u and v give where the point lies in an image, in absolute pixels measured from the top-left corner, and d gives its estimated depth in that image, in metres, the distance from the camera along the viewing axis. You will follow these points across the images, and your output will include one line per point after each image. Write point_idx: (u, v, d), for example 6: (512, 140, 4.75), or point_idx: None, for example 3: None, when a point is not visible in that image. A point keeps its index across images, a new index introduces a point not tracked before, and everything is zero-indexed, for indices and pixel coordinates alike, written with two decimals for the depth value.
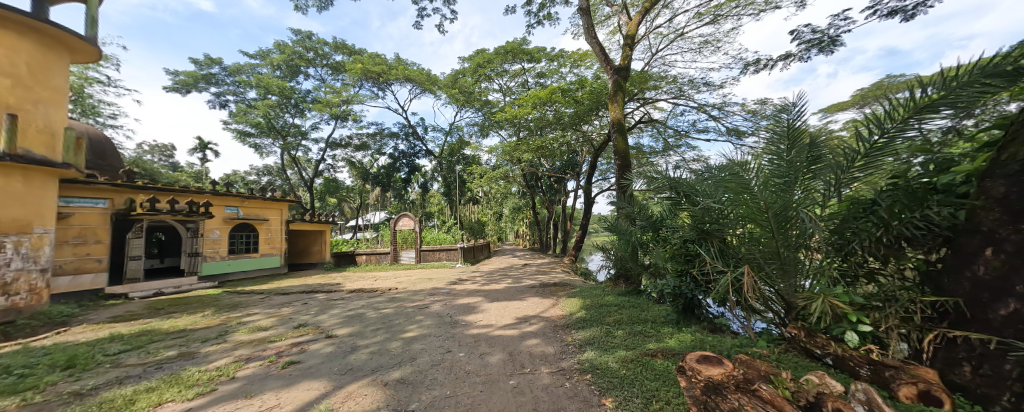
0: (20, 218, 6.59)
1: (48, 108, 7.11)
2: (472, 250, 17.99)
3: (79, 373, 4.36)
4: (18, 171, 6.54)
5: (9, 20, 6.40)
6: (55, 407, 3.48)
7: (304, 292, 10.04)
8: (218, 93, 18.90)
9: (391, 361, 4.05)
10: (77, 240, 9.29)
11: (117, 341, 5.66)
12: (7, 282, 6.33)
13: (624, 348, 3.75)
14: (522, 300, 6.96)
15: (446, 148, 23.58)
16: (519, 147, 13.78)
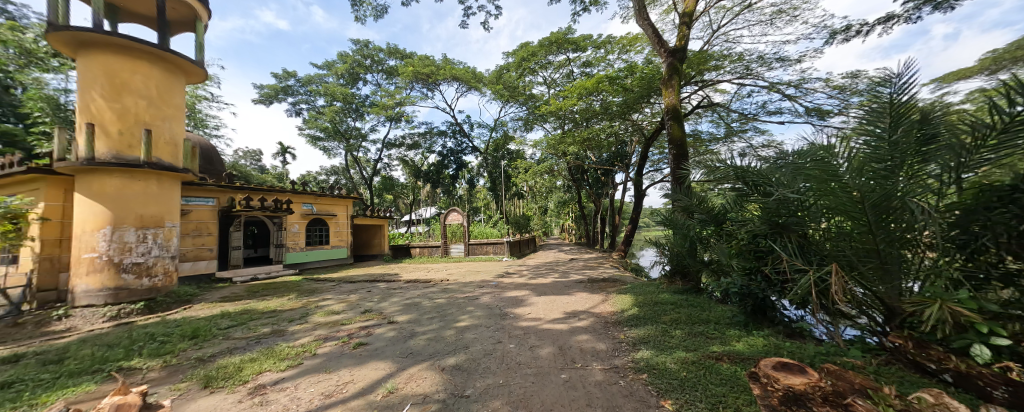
0: (155, 215, 7.85)
1: (172, 124, 8.39)
2: (518, 244, 18.16)
3: (201, 342, 5.19)
4: (153, 175, 7.84)
5: (141, 50, 7.66)
6: (183, 370, 4.18)
7: (367, 281, 10.87)
8: (294, 102, 20.99)
9: (447, 348, 4.24)
10: (195, 233, 10.95)
11: (225, 317, 6.63)
12: (149, 266, 7.68)
13: (684, 349, 3.55)
14: (570, 295, 6.89)
15: (493, 144, 23.93)
16: (564, 140, 13.57)
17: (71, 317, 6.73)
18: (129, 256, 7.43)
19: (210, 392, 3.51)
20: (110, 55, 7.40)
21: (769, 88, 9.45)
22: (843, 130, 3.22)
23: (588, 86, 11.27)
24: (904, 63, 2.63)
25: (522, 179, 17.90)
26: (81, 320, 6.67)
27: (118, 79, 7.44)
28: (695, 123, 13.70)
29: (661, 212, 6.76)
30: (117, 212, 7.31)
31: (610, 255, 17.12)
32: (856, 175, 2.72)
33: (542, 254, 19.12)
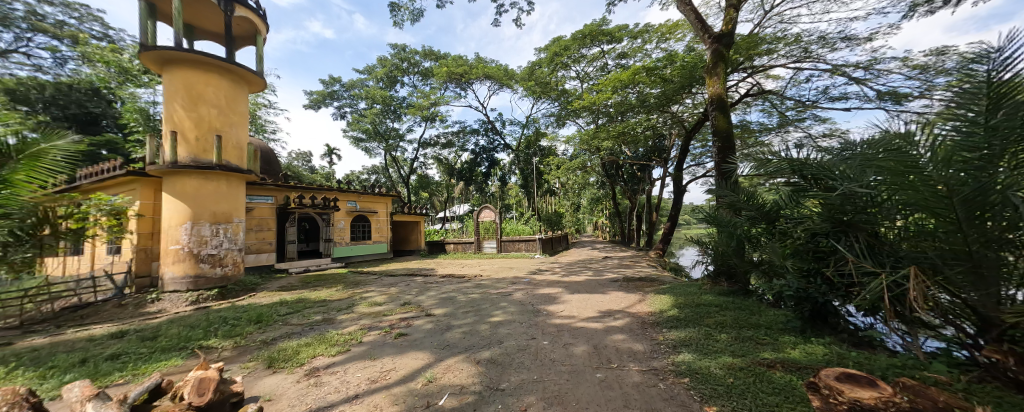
0: (224, 212, 8.78)
1: (239, 129, 9.30)
2: (551, 241, 18.06)
3: (264, 327, 5.68)
4: (224, 177, 8.83)
5: (213, 64, 8.56)
6: (249, 351, 4.59)
7: (405, 275, 11.29)
8: (339, 107, 22.17)
9: (482, 342, 4.31)
10: (257, 228, 11.91)
11: (283, 305, 7.19)
12: (221, 256, 8.73)
13: (731, 354, 3.35)
14: (605, 294, 6.76)
15: (525, 141, 23.90)
16: (598, 135, 13.29)
17: (162, 300, 7.80)
18: (206, 248, 8.43)
19: (272, 371, 3.85)
20: (188, 70, 8.33)
21: (832, 72, 8.68)
22: (926, 114, 2.81)
23: (624, 79, 10.97)
24: (1004, 36, 2.14)
25: (555, 175, 17.77)
26: (169, 303, 7.75)
27: (195, 91, 8.37)
28: (741, 112, 12.89)
29: (707, 208, 6.43)
30: (195, 209, 8.30)
31: (646, 253, 16.58)
32: (942, 166, 2.35)
33: (575, 251, 18.90)
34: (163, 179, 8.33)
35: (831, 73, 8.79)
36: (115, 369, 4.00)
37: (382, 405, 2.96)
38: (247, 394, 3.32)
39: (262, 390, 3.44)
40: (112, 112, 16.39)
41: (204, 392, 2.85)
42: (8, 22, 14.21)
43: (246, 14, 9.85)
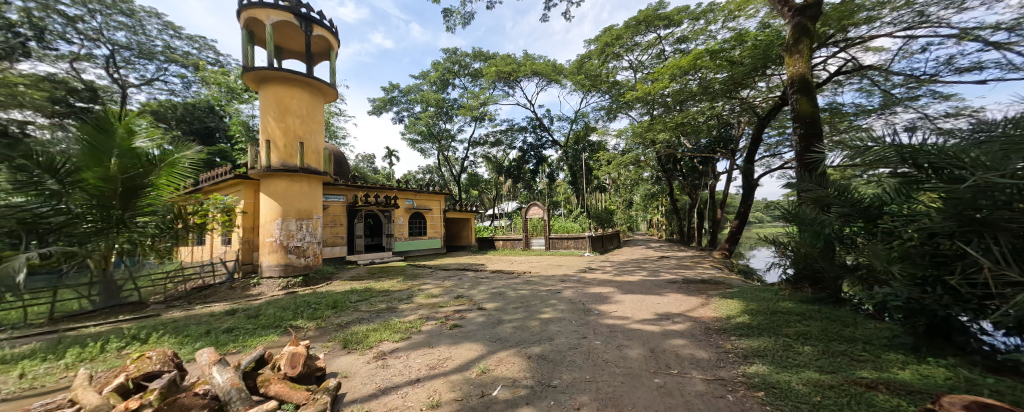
0: (305, 209, 9.90)
1: (317, 136, 10.46)
2: (602, 239, 17.54)
3: (338, 312, 6.26)
4: (305, 178, 9.94)
5: (295, 79, 9.72)
6: (325, 334, 5.08)
7: (458, 270, 11.69)
8: (397, 111, 23.53)
9: (533, 337, 4.33)
10: (332, 224, 13.09)
11: (352, 293, 7.84)
12: (304, 248, 9.84)
13: (816, 369, 2.99)
14: (662, 296, 6.40)
15: (574, 136, 23.39)
16: (654, 127, 12.70)
17: (261, 285, 9.09)
18: (292, 240, 9.61)
19: (347, 352, 4.27)
20: (277, 85, 9.57)
21: (960, 36, 7.31)
22: None
23: (683, 66, 10.28)
24: None
25: (605, 171, 17.24)
26: (266, 288, 8.97)
27: (282, 104, 9.61)
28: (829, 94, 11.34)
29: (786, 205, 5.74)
30: (284, 207, 9.53)
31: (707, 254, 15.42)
32: None
33: (628, 250, 18.17)
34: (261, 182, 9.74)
35: (959, 37, 7.42)
36: (228, 341, 4.71)
37: (440, 391, 3.13)
38: (327, 370, 3.73)
39: (338, 368, 3.82)
40: (218, 124, 19.19)
41: (296, 365, 3.30)
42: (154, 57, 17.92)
43: (323, 33, 11.01)
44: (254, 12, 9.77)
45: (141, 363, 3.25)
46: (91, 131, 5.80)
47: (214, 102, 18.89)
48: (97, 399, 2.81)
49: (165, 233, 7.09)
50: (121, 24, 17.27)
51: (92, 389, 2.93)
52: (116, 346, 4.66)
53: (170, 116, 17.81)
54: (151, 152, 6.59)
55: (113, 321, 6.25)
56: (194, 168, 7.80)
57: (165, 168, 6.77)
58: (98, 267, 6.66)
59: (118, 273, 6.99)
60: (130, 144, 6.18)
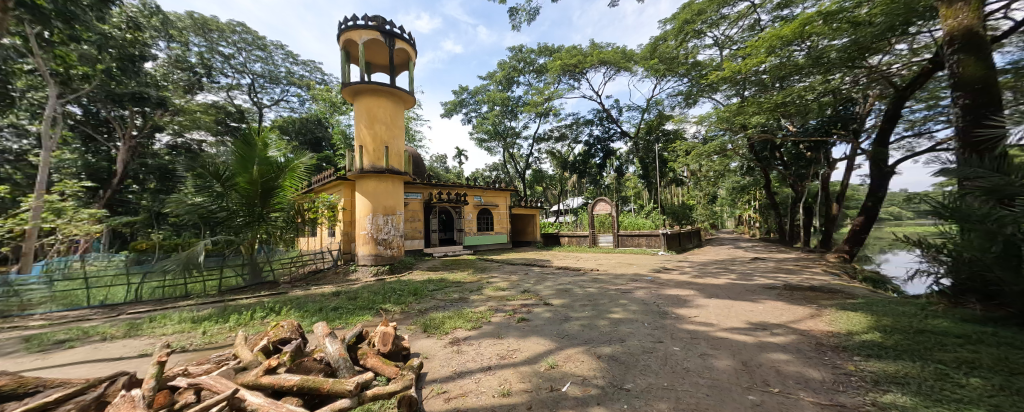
0: (389, 205, 10.87)
1: (399, 140, 11.47)
2: (679, 237, 16.23)
3: (418, 298, 6.79)
4: (390, 178, 10.92)
5: (382, 90, 10.83)
6: (408, 317, 5.53)
7: (524, 265, 11.85)
8: (467, 112, 24.54)
9: (602, 337, 4.17)
10: (411, 219, 14.23)
11: (430, 283, 8.42)
12: (389, 240, 10.81)
13: (989, 409, 2.35)
14: (754, 302, 5.69)
15: (647, 125, 21.91)
16: (745, 110, 11.46)
17: (357, 271, 10.32)
18: (380, 233, 10.64)
19: (427, 335, 4.61)
20: (368, 96, 10.80)
21: None
22: None
23: (786, 35, 8.96)
24: None
25: (682, 163, 16.00)
26: (361, 274, 10.13)
27: (372, 113, 10.81)
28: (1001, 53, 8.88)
29: (941, 198, 4.62)
30: (374, 204, 10.57)
31: (813, 256, 13.29)
32: None
33: (710, 250, 16.57)
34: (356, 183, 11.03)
35: None
36: (335, 317, 5.44)
37: (511, 380, 3.19)
38: (410, 351, 4.06)
39: (419, 350, 4.13)
40: (324, 134, 22.14)
41: (388, 343, 3.68)
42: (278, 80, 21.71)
43: (405, 46, 11.93)
44: (350, 35, 11.24)
45: (274, 331, 3.94)
46: (242, 145, 8.39)
47: (321, 115, 21.92)
48: (248, 355, 3.47)
49: (288, 225, 9.49)
50: (258, 56, 21.01)
51: (244, 346, 3.63)
52: (260, 315, 5.72)
53: (291, 129, 21.17)
54: (279, 161, 9.03)
55: (258, 294, 8.10)
56: (305, 172, 10.12)
57: (288, 172, 9.18)
58: (248, 252, 9.00)
59: (260, 257, 9.30)
60: (265, 155, 8.63)
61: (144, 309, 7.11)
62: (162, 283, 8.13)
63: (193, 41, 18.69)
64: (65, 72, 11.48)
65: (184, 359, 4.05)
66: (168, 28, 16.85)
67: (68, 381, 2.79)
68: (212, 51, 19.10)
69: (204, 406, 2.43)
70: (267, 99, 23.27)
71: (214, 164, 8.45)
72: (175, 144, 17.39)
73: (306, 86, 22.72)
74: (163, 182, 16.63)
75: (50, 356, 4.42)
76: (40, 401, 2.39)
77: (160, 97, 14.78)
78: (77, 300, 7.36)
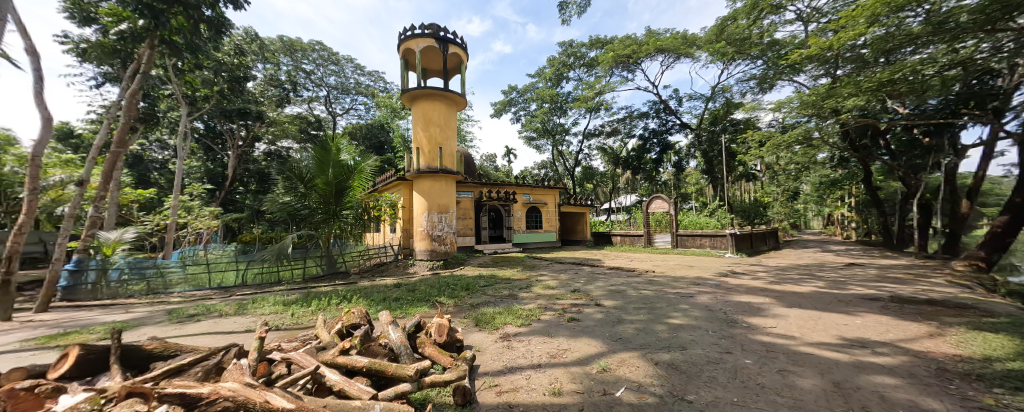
0: (443, 203, 11.32)
1: (452, 141, 11.88)
2: (750, 238, 14.74)
3: (471, 293, 6.98)
4: (443, 178, 11.35)
5: (436, 94, 11.33)
6: (462, 311, 5.71)
7: (574, 264, 11.62)
8: (516, 111, 24.68)
9: (659, 343, 3.94)
10: (463, 217, 14.70)
11: (481, 279, 8.61)
12: (443, 236, 11.26)
13: None
14: (844, 315, 4.97)
15: (711, 115, 20.14)
16: (841, 91, 10.01)
17: (415, 265, 10.90)
18: (435, 230, 11.13)
19: (479, 329, 4.71)
20: (423, 101, 11.38)
21: None
22: None
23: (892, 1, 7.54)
24: None
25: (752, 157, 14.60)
26: (418, 268, 10.69)
27: (427, 116, 11.36)
28: None
29: None
30: (428, 202, 11.09)
31: (929, 262, 11.15)
32: None
33: (789, 252, 14.82)
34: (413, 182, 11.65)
35: None
36: (396, 307, 5.80)
37: (562, 380, 3.13)
38: (463, 343, 4.18)
39: (472, 343, 4.23)
40: (386, 138, 23.64)
41: (443, 334, 3.82)
42: (346, 89, 23.71)
43: (457, 50, 12.33)
44: (408, 44, 11.92)
45: (347, 316, 4.30)
46: (320, 151, 9.50)
47: (384, 120, 23.45)
48: (326, 336, 3.85)
49: (357, 222, 10.46)
50: (332, 70, 23.08)
51: (323, 328, 4.03)
52: (336, 301, 6.28)
53: (359, 135, 22.97)
54: (349, 163, 9.99)
55: (333, 282, 9.00)
56: (371, 174, 11.02)
57: (356, 174, 10.13)
58: (325, 245, 10.03)
59: (335, 250, 10.27)
60: (337, 159, 9.65)
61: (249, 292, 8.34)
62: (262, 270, 9.48)
63: (282, 61, 21.01)
64: (193, 95, 13.58)
65: (279, 336, 4.57)
66: (263, 52, 19.47)
67: (194, 349, 3.41)
68: (297, 69, 21.43)
69: (292, 379, 2.73)
70: (338, 108, 25.48)
71: (297, 167, 9.58)
72: (270, 151, 20.43)
73: (371, 95, 24.51)
74: (261, 185, 20.10)
75: (183, 326, 5.30)
76: (176, 364, 2.91)
77: (259, 112, 17.33)
78: (203, 282, 8.83)
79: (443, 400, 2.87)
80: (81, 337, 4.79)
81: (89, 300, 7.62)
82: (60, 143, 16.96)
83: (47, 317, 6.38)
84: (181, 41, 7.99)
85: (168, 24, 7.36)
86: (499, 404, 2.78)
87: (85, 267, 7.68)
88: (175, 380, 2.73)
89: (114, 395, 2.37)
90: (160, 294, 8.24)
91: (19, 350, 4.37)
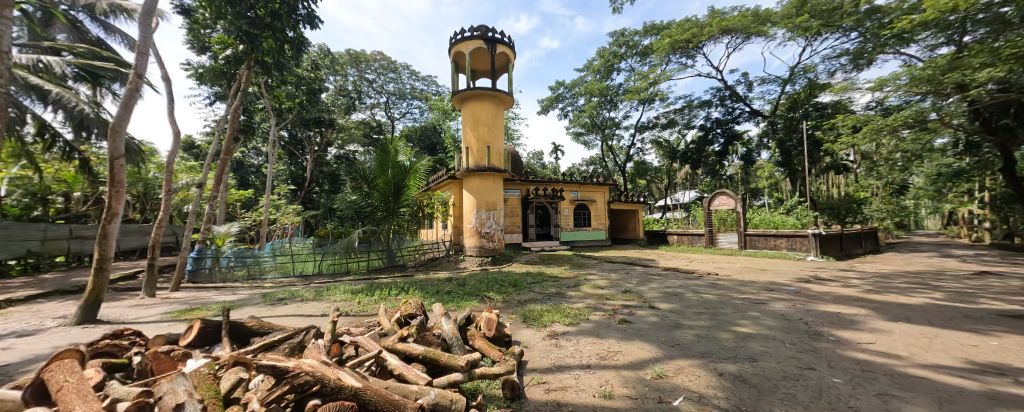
0: (491, 201, 11.48)
1: (500, 140, 11.96)
2: (839, 239, 12.98)
3: (519, 290, 6.99)
4: (492, 176, 11.50)
5: (485, 94, 11.51)
6: (510, 307, 5.73)
7: (626, 263, 11.14)
8: (564, 107, 24.26)
9: (724, 352, 3.60)
10: (511, 214, 14.82)
11: (530, 276, 8.59)
12: (491, 233, 11.41)
13: None
14: (964, 333, 4.13)
15: (789, 99, 17.16)
16: (941, 68, 8.45)
17: (465, 261, 11.19)
18: (484, 227, 11.32)
19: (526, 326, 4.68)
20: (473, 102, 11.62)
21: None
22: None
23: None
24: None
25: (838, 147, 12.90)
26: (468, 263, 10.97)
27: (476, 117, 11.61)
28: None
29: None
30: (477, 200, 11.32)
31: None
32: None
33: (890, 256, 12.81)
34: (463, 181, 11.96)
35: None
36: (448, 300, 5.99)
37: (613, 383, 2.98)
38: (512, 338, 4.17)
39: (520, 338, 4.22)
40: (439, 139, 24.55)
41: (493, 328, 3.85)
42: (403, 94, 25.03)
43: (506, 49, 12.38)
44: (459, 47, 12.22)
45: (405, 306, 4.52)
46: (381, 153, 10.17)
47: (436, 122, 24.38)
48: (387, 323, 4.09)
49: (412, 220, 11.02)
50: (391, 77, 24.49)
51: (385, 316, 4.29)
52: (394, 293, 6.64)
53: (414, 137, 24.11)
54: (405, 163, 10.52)
55: (392, 275, 9.52)
56: (426, 173, 11.49)
57: (412, 174, 10.65)
58: (386, 241, 10.60)
59: (394, 245, 10.86)
60: (394, 160, 10.21)
61: (323, 281, 9.22)
62: (335, 261, 10.29)
63: (349, 72, 22.69)
64: (280, 107, 15.22)
65: (348, 321, 4.95)
66: (333, 64, 20.97)
67: (282, 328, 3.89)
68: (361, 79, 23.00)
69: (359, 360, 2.90)
70: (396, 112, 26.99)
71: (362, 169, 10.38)
72: (340, 155, 22.29)
73: (424, 98, 25.59)
74: (332, 185, 22.19)
75: (275, 308, 6.00)
76: (269, 340, 3.33)
77: (331, 119, 18.90)
78: (289, 269, 9.86)
79: (492, 393, 2.88)
80: (201, 313, 5.65)
81: (206, 282, 9.18)
82: (184, 153, 20.61)
83: (179, 295, 7.67)
84: (270, 61, 8.92)
85: (260, 47, 8.27)
86: (548, 402, 2.71)
87: (204, 255, 9.25)
88: (266, 353, 3.09)
89: (224, 363, 2.76)
90: (256, 280, 9.47)
91: (157, 320, 5.28)
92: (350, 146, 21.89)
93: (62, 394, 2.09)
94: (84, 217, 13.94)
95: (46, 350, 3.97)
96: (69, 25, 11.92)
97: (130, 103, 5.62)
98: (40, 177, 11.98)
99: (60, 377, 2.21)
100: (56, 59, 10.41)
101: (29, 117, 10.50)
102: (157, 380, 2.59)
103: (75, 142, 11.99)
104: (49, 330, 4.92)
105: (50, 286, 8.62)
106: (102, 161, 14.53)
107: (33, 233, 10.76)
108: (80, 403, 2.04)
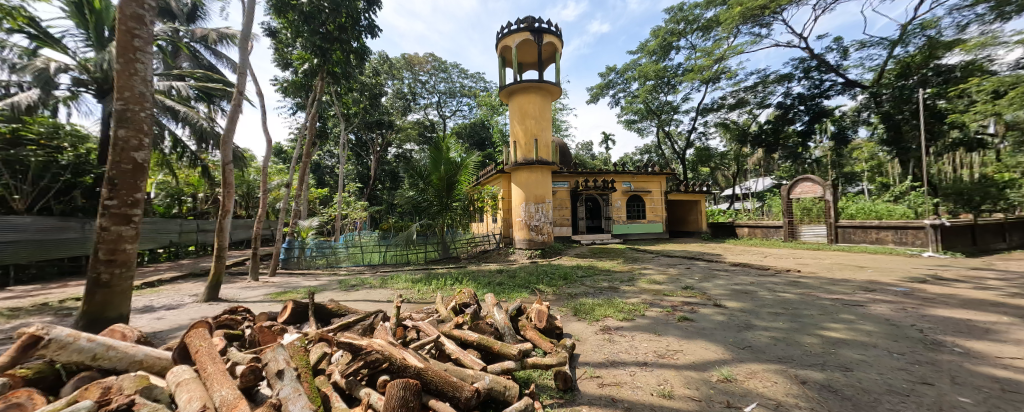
0: (540, 193, 11.39)
1: (548, 131, 11.81)
2: (971, 231, 11.08)
3: (570, 283, 6.88)
4: (540, 168, 11.41)
5: (532, 87, 11.45)
6: (563, 299, 5.68)
7: (687, 258, 10.45)
8: (614, 95, 23.17)
9: (809, 358, 3.20)
10: (559, 207, 14.65)
11: (582, 269, 8.43)
12: (540, 227, 11.39)
13: None
14: None
15: (901, 63, 14.54)
16: None
17: (516, 253, 11.35)
18: (532, 220, 11.33)
19: (578, 319, 4.60)
20: (520, 95, 11.62)
21: None
22: None
23: None
24: None
25: (968, 119, 10.74)
26: (520, 256, 11.13)
27: (523, 110, 11.57)
28: None
29: None
30: (525, 193, 11.32)
31: None
32: None
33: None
34: (512, 175, 12.02)
35: None
36: (500, 291, 6.08)
37: (672, 383, 2.79)
38: (563, 330, 4.11)
39: (571, 331, 4.15)
40: (487, 134, 24.93)
41: (543, 319, 3.83)
42: (454, 92, 25.76)
43: (553, 39, 12.16)
44: (505, 41, 12.25)
45: (460, 295, 4.62)
46: (435, 151, 10.55)
47: (485, 118, 24.95)
48: (444, 311, 4.27)
49: (464, 213, 11.37)
50: (442, 77, 25.34)
51: (442, 304, 4.46)
52: (450, 282, 6.92)
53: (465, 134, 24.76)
54: (455, 160, 10.76)
55: (448, 266, 9.94)
56: (476, 169, 11.71)
57: (463, 169, 10.92)
58: (440, 234, 11.16)
59: (449, 237, 11.40)
60: (448, 156, 10.57)
61: (388, 270, 9.97)
62: (398, 252, 10.99)
63: (405, 76, 23.86)
64: (350, 110, 16.53)
65: (409, 307, 5.28)
66: (392, 69, 22.26)
67: (357, 311, 4.25)
68: (415, 80, 24.11)
69: (421, 343, 3.08)
70: (448, 110, 27.84)
71: (418, 166, 10.99)
72: (399, 153, 23.71)
73: (474, 95, 26.11)
74: (392, 182, 23.70)
75: (349, 293, 6.59)
76: (346, 321, 3.65)
77: (390, 121, 20.14)
78: (358, 259, 10.72)
79: (545, 383, 2.86)
80: (292, 296, 6.41)
81: (295, 269, 10.43)
82: (274, 158, 23.51)
83: (276, 279, 8.75)
84: (339, 71, 9.61)
85: (331, 58, 8.98)
86: (602, 396, 2.62)
87: (293, 246, 10.47)
88: (343, 332, 3.40)
89: (312, 338, 3.07)
90: (334, 268, 10.46)
91: (260, 300, 6.07)
92: (407, 145, 23.13)
93: (199, 355, 2.35)
94: (207, 214, 16.50)
95: (185, 321, 4.77)
96: (190, 55, 14.03)
97: (235, 116, 6.43)
98: (175, 180, 14.44)
99: (197, 342, 2.52)
100: (181, 84, 12.09)
101: (167, 134, 12.49)
102: (264, 349, 2.94)
103: (198, 151, 14.05)
104: (187, 304, 5.90)
105: (186, 269, 10.36)
106: (219, 166, 17.04)
107: (172, 227, 12.83)
108: (211, 363, 2.24)
